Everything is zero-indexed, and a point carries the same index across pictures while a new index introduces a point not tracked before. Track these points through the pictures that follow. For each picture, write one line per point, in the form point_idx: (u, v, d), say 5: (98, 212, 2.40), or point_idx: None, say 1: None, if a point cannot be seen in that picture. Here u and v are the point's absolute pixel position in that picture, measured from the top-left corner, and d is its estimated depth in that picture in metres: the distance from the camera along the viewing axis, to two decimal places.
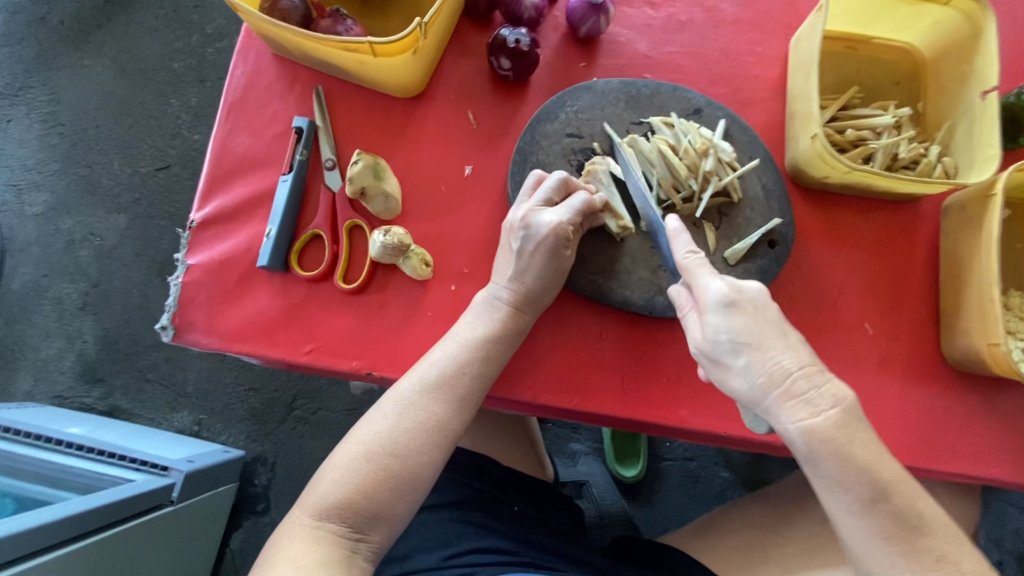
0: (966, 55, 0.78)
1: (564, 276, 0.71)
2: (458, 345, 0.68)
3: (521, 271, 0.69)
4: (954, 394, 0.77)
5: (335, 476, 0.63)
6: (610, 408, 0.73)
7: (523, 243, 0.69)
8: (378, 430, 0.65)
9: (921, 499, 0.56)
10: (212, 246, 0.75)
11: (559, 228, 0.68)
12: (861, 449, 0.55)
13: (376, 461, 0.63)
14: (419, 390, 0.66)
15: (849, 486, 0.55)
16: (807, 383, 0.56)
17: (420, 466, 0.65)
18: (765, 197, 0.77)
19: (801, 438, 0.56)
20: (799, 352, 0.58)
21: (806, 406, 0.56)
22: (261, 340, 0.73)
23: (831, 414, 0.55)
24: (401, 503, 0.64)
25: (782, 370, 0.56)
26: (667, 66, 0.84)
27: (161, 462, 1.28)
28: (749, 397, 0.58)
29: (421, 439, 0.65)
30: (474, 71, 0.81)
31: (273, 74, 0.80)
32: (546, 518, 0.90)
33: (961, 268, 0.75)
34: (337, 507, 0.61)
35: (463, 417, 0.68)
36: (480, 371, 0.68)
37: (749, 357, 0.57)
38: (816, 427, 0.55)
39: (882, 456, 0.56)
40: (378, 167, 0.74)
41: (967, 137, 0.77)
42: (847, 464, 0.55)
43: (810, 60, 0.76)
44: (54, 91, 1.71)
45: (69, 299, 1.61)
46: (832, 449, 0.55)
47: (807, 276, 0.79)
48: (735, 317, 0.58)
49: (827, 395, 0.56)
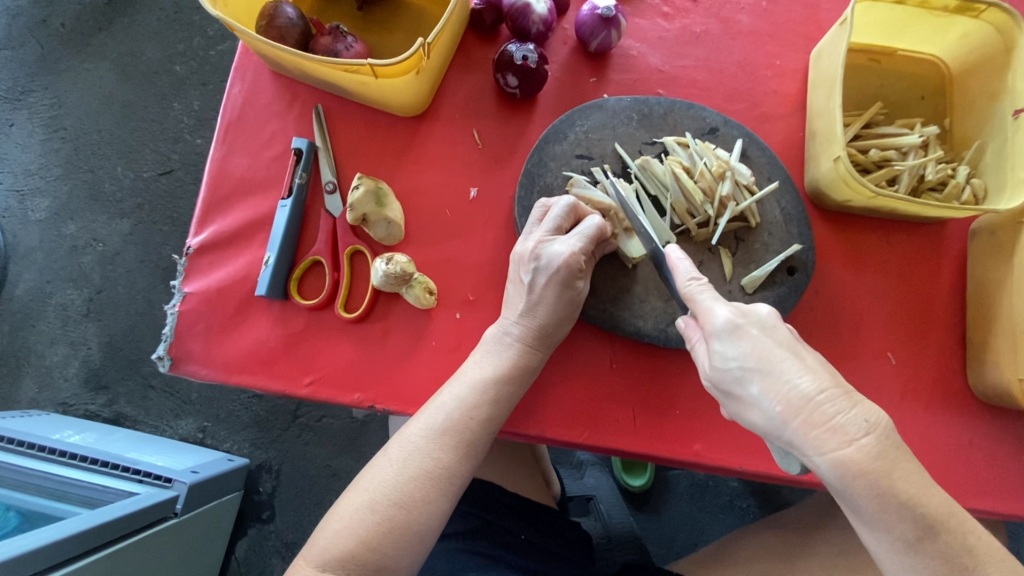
0: (999, 71, 0.74)
1: (578, 309, 0.68)
2: (467, 387, 0.66)
3: (531, 306, 0.67)
4: (981, 425, 0.73)
5: (338, 527, 0.60)
6: (620, 442, 0.71)
7: (534, 275, 0.66)
8: (384, 479, 0.62)
9: (966, 527, 0.51)
10: (209, 273, 0.73)
11: (572, 258, 0.65)
12: (900, 479, 0.50)
13: (381, 512, 0.61)
14: (425, 436, 0.64)
15: (889, 523, 0.50)
16: (835, 408, 0.50)
17: (426, 517, 0.62)
18: (784, 221, 0.73)
19: (833, 472, 0.50)
20: (821, 373, 0.52)
21: (834, 432, 0.50)
22: (260, 371, 0.70)
23: (866, 443, 0.50)
24: (408, 555, 0.61)
25: (802, 396, 0.51)
26: (681, 80, 0.81)
27: (165, 474, 1.26)
28: (769, 429, 0.54)
29: (426, 487, 0.62)
30: (479, 87, 0.78)
31: (272, 92, 0.77)
32: (557, 549, 0.87)
33: (990, 297, 0.72)
34: (338, 561, 0.59)
35: (471, 463, 0.65)
36: (490, 414, 0.66)
37: (761, 384, 0.53)
38: (850, 459, 0.49)
39: (923, 485, 0.51)
40: (379, 192, 0.72)
41: (999, 158, 0.73)
42: (888, 498, 0.50)
43: (832, 77, 0.73)
44: (56, 95, 1.69)
45: (73, 306, 1.60)
46: (868, 482, 0.49)
47: (826, 303, 0.76)
48: (743, 342, 0.55)
49: (859, 420, 0.50)
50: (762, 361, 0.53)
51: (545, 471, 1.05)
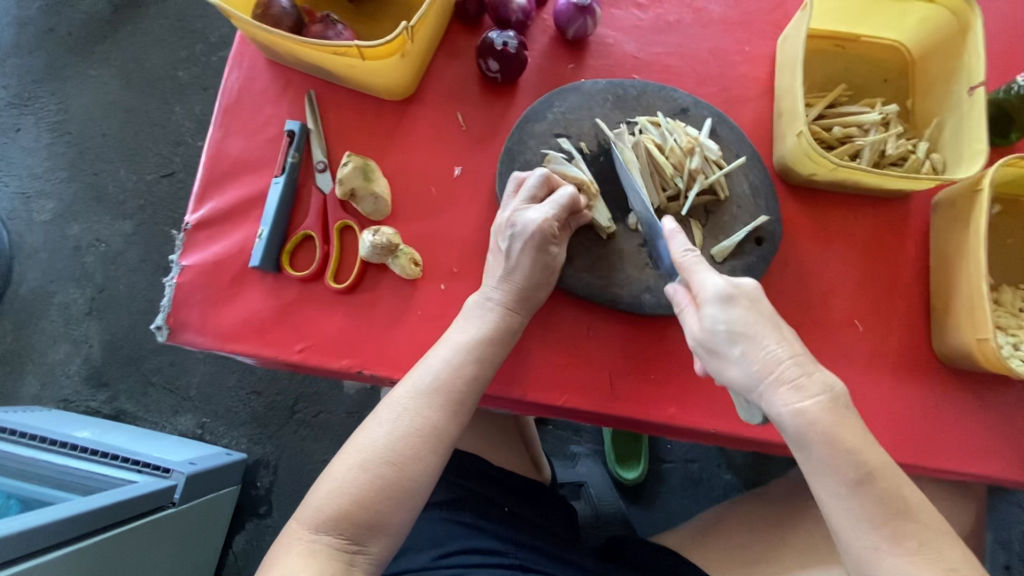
0: (954, 52, 0.78)
1: (554, 274, 0.72)
2: (452, 349, 0.69)
3: (510, 270, 0.70)
4: (946, 390, 0.76)
5: (330, 487, 0.63)
6: (599, 404, 0.74)
7: (510, 242, 0.70)
8: (374, 439, 0.65)
9: (904, 484, 0.57)
10: (206, 247, 0.77)
11: (545, 224, 0.69)
12: (851, 435, 0.56)
13: (373, 470, 0.63)
14: (413, 397, 0.67)
15: (839, 471, 0.56)
16: (803, 370, 0.57)
17: (416, 474, 0.65)
18: (752, 194, 0.77)
19: (794, 423, 0.56)
20: (794, 342, 0.59)
21: (799, 389, 0.56)
22: (254, 340, 0.74)
23: (823, 401, 0.57)
24: (400, 512, 0.64)
25: (777, 357, 0.57)
26: (656, 66, 0.85)
27: (163, 464, 1.29)
28: (745, 386, 0.59)
29: (416, 445, 0.65)
30: (464, 73, 0.83)
31: (267, 79, 0.81)
32: (541, 521, 0.90)
33: (951, 264, 0.75)
34: (333, 520, 0.61)
35: (459, 422, 0.68)
36: (475, 374, 0.69)
37: (744, 345, 0.58)
38: (810, 412, 0.56)
39: (869, 442, 0.57)
40: (367, 168, 0.76)
41: (955, 134, 0.77)
42: (839, 449, 0.56)
43: (795, 58, 0.77)
44: (62, 101, 1.74)
45: (76, 304, 1.63)
46: (824, 435, 0.56)
47: (795, 273, 0.79)
48: (732, 309, 0.59)
49: (821, 383, 0.57)
50: (746, 325, 0.58)
51: (534, 453, 1.07)
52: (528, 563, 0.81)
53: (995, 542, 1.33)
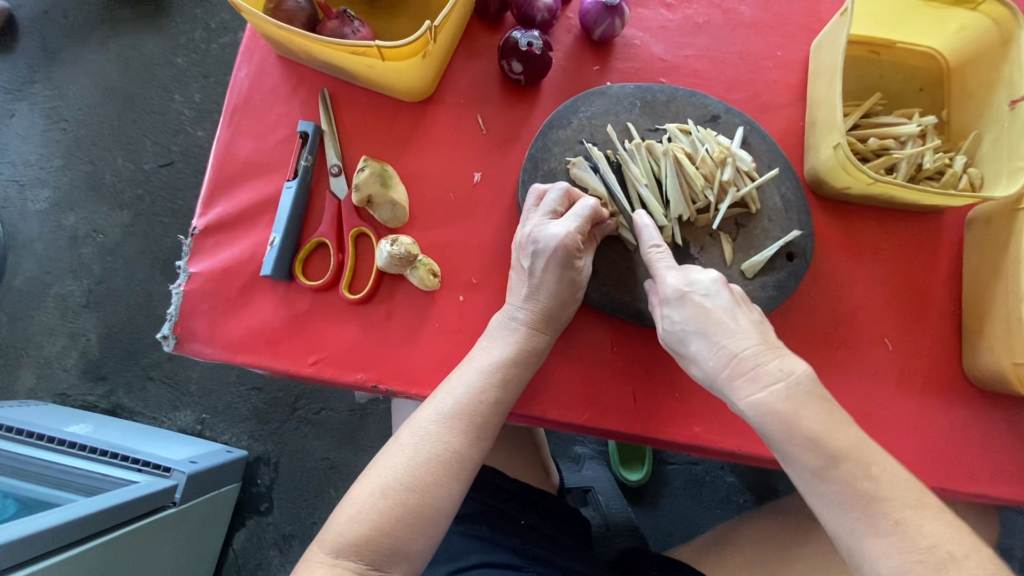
0: (995, 62, 0.75)
1: (579, 290, 0.69)
2: (475, 372, 0.66)
3: (535, 289, 0.67)
4: (976, 410, 0.74)
5: (352, 513, 0.61)
6: (623, 424, 0.71)
7: (532, 259, 0.67)
8: (395, 464, 0.63)
9: (882, 467, 0.55)
10: (215, 253, 0.73)
11: (568, 239, 0.65)
12: (812, 420, 0.56)
13: (393, 496, 0.61)
14: (436, 421, 0.64)
15: (801, 458, 0.56)
16: (755, 360, 0.59)
17: (438, 500, 0.62)
18: (784, 208, 0.74)
19: (750, 413, 0.58)
20: (752, 333, 0.61)
21: (754, 379, 0.59)
22: (264, 351, 0.71)
23: (778, 388, 0.57)
24: (422, 539, 0.61)
25: (728, 350, 0.60)
26: (683, 70, 0.82)
27: (164, 463, 1.27)
28: (708, 380, 0.63)
29: (438, 471, 0.63)
30: (484, 72, 0.79)
31: (278, 76, 0.78)
32: (557, 534, 0.87)
33: (985, 284, 0.73)
34: (354, 546, 0.59)
35: (482, 446, 0.66)
36: (498, 398, 0.66)
37: (700, 343, 0.62)
38: (762, 401, 0.58)
39: (836, 428, 0.56)
40: (384, 174, 0.73)
41: (995, 147, 0.74)
42: (800, 436, 0.56)
43: (833, 66, 0.73)
44: (57, 87, 1.69)
45: (72, 297, 1.60)
46: (778, 419, 0.57)
47: (825, 288, 0.77)
48: (687, 307, 0.64)
49: (776, 369, 0.58)
50: (698, 321, 0.62)
51: (544, 460, 1.05)
52: None
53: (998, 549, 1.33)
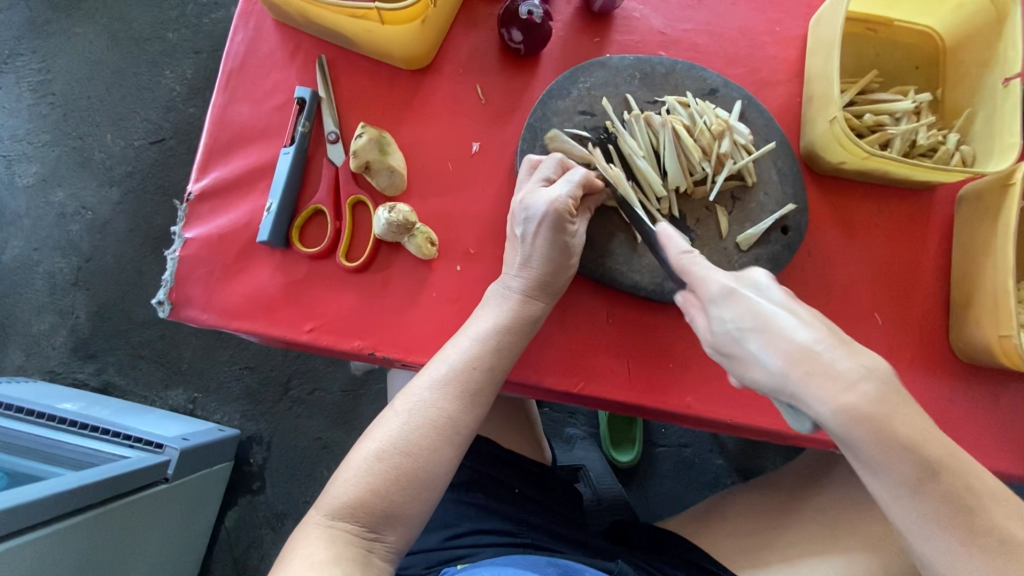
0: (991, 40, 0.75)
1: (573, 257, 0.69)
2: (470, 340, 0.66)
3: (527, 256, 0.68)
4: (961, 383, 0.76)
5: (348, 476, 0.61)
6: (617, 392, 0.72)
7: (524, 226, 0.67)
8: (389, 429, 0.63)
9: (976, 480, 0.53)
10: (210, 219, 0.73)
11: (558, 203, 0.66)
12: (905, 426, 0.52)
13: (388, 460, 0.61)
14: (430, 388, 0.64)
15: (892, 467, 0.52)
16: (834, 357, 0.52)
17: (432, 465, 0.63)
18: (780, 181, 0.75)
19: (836, 421, 0.51)
20: (818, 326, 0.54)
21: (836, 381, 0.51)
22: (260, 317, 0.71)
23: (868, 389, 0.51)
24: (417, 502, 0.62)
25: (800, 347, 0.52)
26: (683, 44, 0.82)
27: (155, 440, 1.25)
28: (772, 385, 0.54)
29: (432, 436, 0.63)
30: (483, 42, 0.79)
31: (274, 42, 0.77)
32: (549, 502, 0.89)
33: (974, 259, 0.74)
34: (350, 507, 0.60)
35: (476, 413, 0.66)
36: (492, 365, 0.66)
37: (762, 340, 0.54)
38: (850, 406, 0.51)
39: (929, 436, 0.52)
40: (382, 141, 0.72)
41: (987, 124, 0.75)
42: (894, 445, 0.51)
43: (831, 40, 0.74)
44: (44, 59, 1.66)
45: (61, 274, 1.58)
46: (872, 428, 0.51)
47: (818, 263, 0.78)
48: (736, 305, 0.57)
49: (863, 369, 0.51)
50: (758, 318, 0.55)
51: (538, 436, 1.05)
52: (540, 543, 0.81)
53: None
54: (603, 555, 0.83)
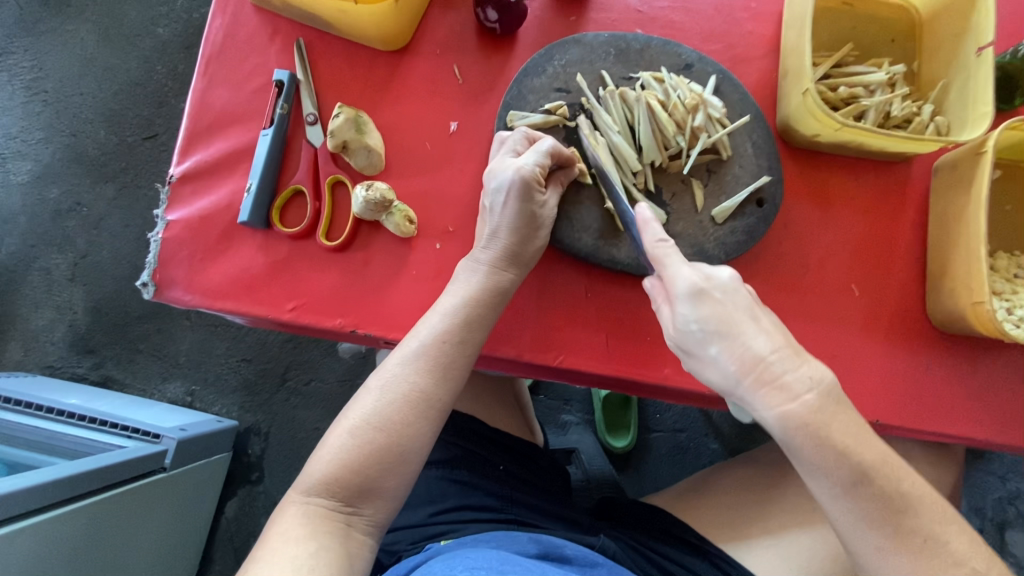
0: (965, 11, 0.76)
1: (541, 226, 0.69)
2: (440, 316, 0.67)
3: (496, 226, 0.68)
4: (937, 353, 0.77)
5: (324, 454, 0.62)
6: (595, 365, 0.73)
7: (494, 196, 0.68)
8: (362, 407, 0.64)
9: (902, 481, 0.58)
10: (192, 202, 0.74)
11: (525, 171, 0.66)
12: (840, 432, 0.57)
13: (361, 436, 0.62)
14: (401, 364, 0.65)
15: (828, 467, 0.57)
16: (784, 367, 0.56)
17: (406, 439, 0.64)
18: (755, 154, 0.75)
19: (778, 425, 0.57)
20: (774, 336, 0.58)
21: (782, 390, 0.56)
22: (243, 297, 0.72)
23: (810, 399, 0.56)
24: (392, 476, 0.63)
25: (756, 356, 0.56)
26: (659, 22, 0.82)
27: (153, 430, 1.27)
28: (725, 385, 0.59)
29: (404, 411, 0.64)
30: (461, 23, 0.79)
31: (252, 26, 0.77)
32: (534, 478, 0.90)
33: (948, 230, 0.75)
34: (325, 483, 0.61)
35: (449, 388, 0.67)
36: (463, 338, 0.67)
37: (721, 345, 0.57)
38: (793, 413, 0.56)
39: (863, 441, 0.58)
40: (359, 121, 0.72)
41: (961, 95, 0.75)
42: (828, 448, 0.56)
43: (803, 13, 0.74)
44: (36, 57, 1.66)
45: (58, 270, 1.59)
46: (810, 434, 0.56)
47: (795, 236, 0.78)
48: (704, 306, 0.58)
49: (807, 379, 0.56)
50: (722, 325, 0.57)
51: (528, 419, 1.06)
52: (525, 519, 0.83)
53: (970, 509, 1.37)
54: (587, 530, 0.85)
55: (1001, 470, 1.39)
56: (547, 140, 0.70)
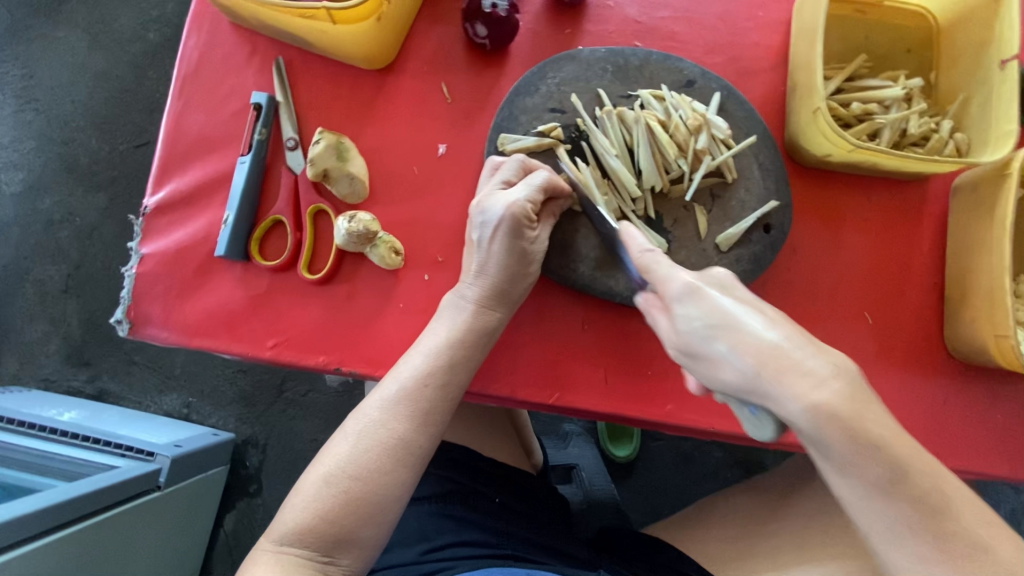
0: (988, 19, 0.71)
1: (532, 263, 0.65)
2: (422, 356, 0.64)
3: (483, 262, 0.65)
4: (957, 384, 0.73)
5: (298, 502, 0.59)
6: (592, 403, 0.69)
7: (480, 231, 0.64)
8: (339, 452, 0.61)
9: (951, 488, 0.50)
10: (168, 234, 0.70)
11: (516, 207, 0.62)
12: (879, 428, 0.48)
13: (337, 484, 0.59)
14: (381, 407, 0.62)
15: (865, 468, 0.48)
16: (804, 355, 0.48)
17: (384, 487, 0.60)
18: (762, 176, 0.71)
19: (808, 421, 0.47)
20: (786, 325, 0.50)
21: (806, 378, 0.47)
22: (221, 334, 0.68)
23: (841, 389, 0.47)
24: (370, 525, 0.59)
25: (770, 344, 0.48)
26: (660, 32, 0.77)
27: (147, 448, 1.24)
28: (741, 386, 0.50)
29: (384, 457, 0.61)
30: (449, 37, 0.75)
31: (229, 45, 0.73)
32: (531, 511, 0.87)
33: (969, 255, 0.70)
34: (299, 532, 0.57)
35: (431, 432, 0.63)
36: (445, 381, 0.64)
37: (729, 339, 0.50)
38: (824, 405, 0.47)
39: (902, 439, 0.49)
40: (341, 147, 0.69)
41: (983, 111, 0.71)
42: (864, 446, 0.47)
43: (813, 25, 0.69)
44: (26, 65, 1.63)
45: (52, 282, 1.56)
46: (843, 428, 0.47)
47: (804, 261, 0.74)
48: (703, 301, 0.52)
49: (831, 367, 0.48)
50: (727, 318, 0.50)
51: (525, 442, 1.04)
52: (520, 554, 0.80)
53: None
54: (586, 565, 0.82)
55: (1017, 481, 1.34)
56: (541, 171, 0.66)
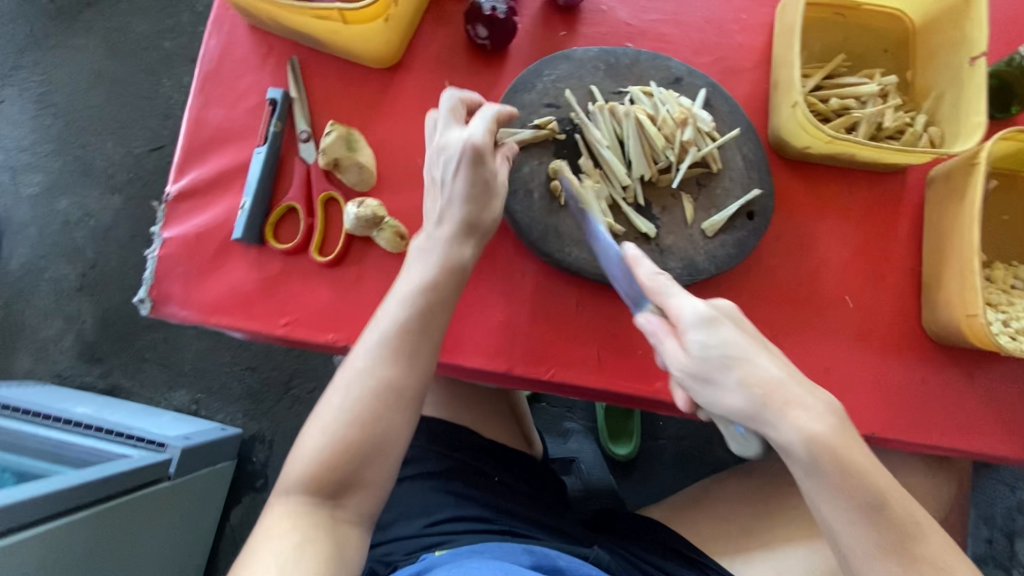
0: (957, 21, 0.75)
1: (495, 190, 0.68)
2: (399, 304, 0.66)
3: (449, 196, 0.68)
4: (934, 365, 0.76)
5: (301, 455, 0.63)
6: (585, 379, 0.73)
7: (443, 168, 0.68)
8: (333, 405, 0.64)
9: (919, 514, 0.57)
10: (188, 219, 0.75)
11: (470, 136, 0.66)
12: (860, 461, 0.55)
13: (334, 433, 0.62)
14: (364, 358, 0.65)
15: (847, 496, 0.55)
16: (802, 391, 0.55)
17: (381, 430, 0.64)
18: (745, 167, 0.76)
19: (805, 449, 0.54)
20: (782, 363, 0.57)
21: (804, 411, 0.54)
22: (237, 313, 0.73)
23: (831, 423, 0.55)
24: (370, 467, 0.63)
25: (773, 378, 0.55)
26: (650, 34, 0.82)
27: (158, 438, 1.29)
28: (746, 412, 0.55)
29: (373, 403, 0.64)
30: (451, 39, 0.80)
31: (247, 45, 0.79)
32: (529, 489, 0.91)
33: (942, 240, 0.74)
34: (303, 483, 0.61)
35: (419, 371, 0.66)
36: (424, 322, 0.66)
37: (740, 369, 0.55)
38: (819, 437, 0.54)
39: (878, 469, 0.56)
40: (350, 138, 0.74)
41: (954, 106, 0.75)
42: (850, 474, 0.54)
43: (792, 25, 0.74)
44: (47, 72, 1.70)
45: (67, 280, 1.62)
46: (834, 458, 0.54)
47: (788, 247, 0.78)
48: (715, 330, 0.56)
49: (824, 405, 0.55)
50: (738, 350, 0.55)
51: (527, 430, 1.05)
52: (517, 529, 0.83)
53: (978, 518, 1.34)
54: (580, 541, 0.86)
55: (1011, 478, 1.34)
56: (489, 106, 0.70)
